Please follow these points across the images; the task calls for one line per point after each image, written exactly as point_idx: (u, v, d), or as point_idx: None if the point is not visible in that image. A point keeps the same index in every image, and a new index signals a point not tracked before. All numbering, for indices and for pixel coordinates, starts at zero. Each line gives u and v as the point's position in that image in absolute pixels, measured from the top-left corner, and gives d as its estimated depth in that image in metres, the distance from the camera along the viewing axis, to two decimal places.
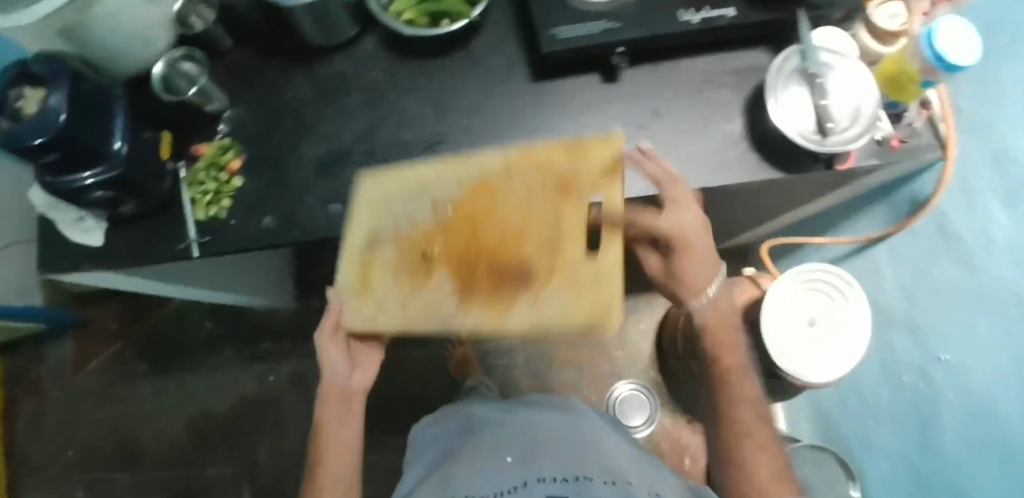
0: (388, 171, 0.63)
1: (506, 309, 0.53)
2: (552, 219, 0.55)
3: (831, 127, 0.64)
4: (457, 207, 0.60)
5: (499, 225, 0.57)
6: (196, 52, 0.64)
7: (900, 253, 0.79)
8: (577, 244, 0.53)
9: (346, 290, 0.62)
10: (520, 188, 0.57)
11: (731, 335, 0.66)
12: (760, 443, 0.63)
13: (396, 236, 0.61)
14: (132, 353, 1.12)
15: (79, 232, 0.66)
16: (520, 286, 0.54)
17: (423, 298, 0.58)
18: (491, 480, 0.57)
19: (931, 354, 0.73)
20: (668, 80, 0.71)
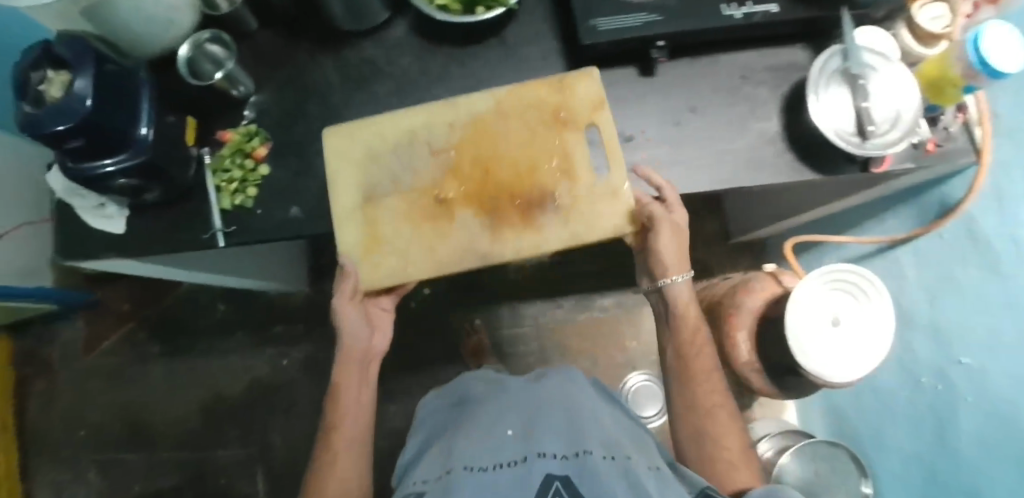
0: (368, 121, 0.65)
1: (537, 230, 0.64)
2: (557, 153, 0.64)
3: (871, 129, 0.63)
4: (457, 152, 0.65)
5: (505, 165, 0.64)
6: (223, 36, 0.61)
7: (926, 255, 0.79)
8: (586, 170, 0.64)
9: (354, 252, 0.65)
10: (518, 131, 0.65)
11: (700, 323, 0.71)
12: (728, 420, 0.69)
13: (395, 189, 0.65)
14: (146, 333, 1.11)
15: (101, 218, 0.64)
16: (545, 212, 0.64)
17: (445, 233, 0.64)
18: (491, 452, 0.55)
19: (952, 356, 0.73)
20: (706, 75, 0.69)
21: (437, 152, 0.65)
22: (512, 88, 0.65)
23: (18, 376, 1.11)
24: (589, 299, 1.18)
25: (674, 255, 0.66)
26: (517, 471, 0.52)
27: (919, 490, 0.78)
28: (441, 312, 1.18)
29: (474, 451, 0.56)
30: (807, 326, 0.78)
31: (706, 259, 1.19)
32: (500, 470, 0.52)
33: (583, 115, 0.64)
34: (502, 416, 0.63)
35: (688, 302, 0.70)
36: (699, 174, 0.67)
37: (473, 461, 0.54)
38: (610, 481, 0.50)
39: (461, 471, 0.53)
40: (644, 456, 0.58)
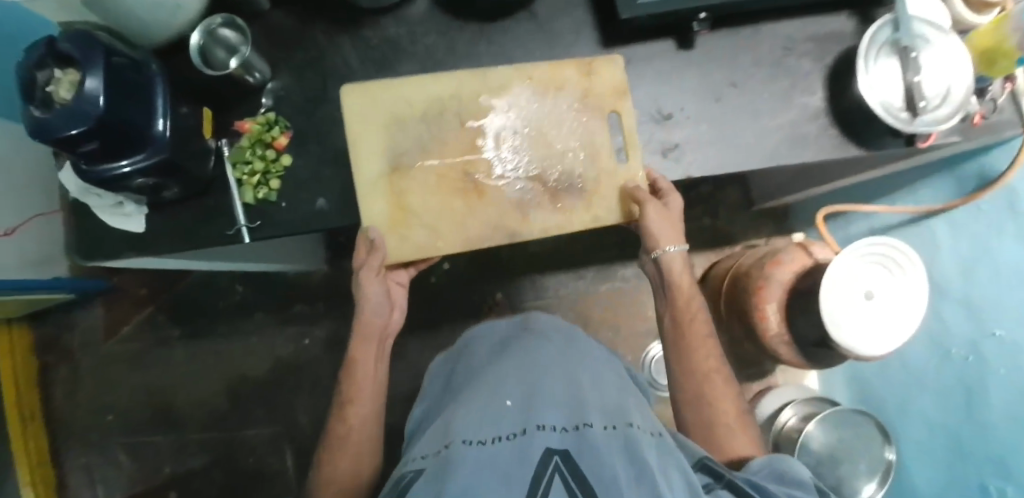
0: (391, 86, 0.60)
1: (563, 214, 0.62)
2: (583, 135, 0.63)
3: (923, 106, 0.60)
4: (485, 126, 0.61)
5: (535, 139, 0.62)
6: (236, 19, 0.58)
7: (962, 227, 0.77)
8: (609, 155, 0.63)
9: (381, 224, 0.60)
10: (547, 109, 0.62)
11: (694, 292, 0.69)
12: (724, 385, 0.67)
13: (424, 159, 0.60)
14: (165, 317, 1.10)
15: (120, 217, 0.62)
16: (570, 194, 0.62)
17: (470, 211, 0.61)
18: (490, 427, 0.53)
19: (984, 328, 0.73)
20: (748, 46, 0.65)
21: (466, 123, 0.61)
22: (539, 65, 0.62)
23: (40, 364, 1.09)
24: (610, 270, 1.17)
25: (669, 227, 0.64)
26: (517, 443, 0.50)
27: (944, 459, 0.81)
28: (461, 288, 1.16)
29: (471, 425, 0.54)
30: (842, 303, 0.77)
31: (728, 227, 1.17)
32: (499, 443, 0.50)
33: (607, 104, 0.63)
34: (501, 388, 0.61)
35: (683, 274, 0.68)
36: (737, 153, 0.65)
37: (471, 435, 0.52)
38: (608, 452, 0.49)
39: (459, 444, 0.51)
40: (643, 424, 0.58)
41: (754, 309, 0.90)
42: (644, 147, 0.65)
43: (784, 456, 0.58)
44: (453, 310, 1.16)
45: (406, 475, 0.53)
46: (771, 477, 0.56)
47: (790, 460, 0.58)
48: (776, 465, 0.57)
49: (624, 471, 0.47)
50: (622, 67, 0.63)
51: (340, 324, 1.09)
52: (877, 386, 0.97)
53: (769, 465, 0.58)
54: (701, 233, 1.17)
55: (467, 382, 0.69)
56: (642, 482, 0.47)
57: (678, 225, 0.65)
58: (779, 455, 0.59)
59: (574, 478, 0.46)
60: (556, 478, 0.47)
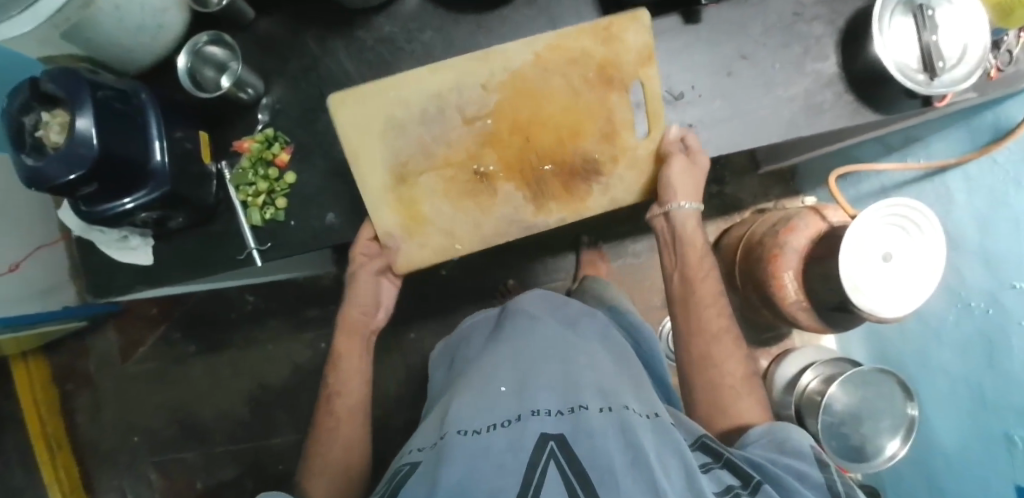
0: (393, 82, 0.57)
1: (579, 201, 0.60)
2: (607, 110, 0.59)
3: (941, 66, 0.58)
4: (497, 103, 0.58)
5: (546, 125, 0.59)
6: (224, 36, 0.56)
7: (976, 181, 0.76)
8: (628, 130, 0.59)
9: (399, 234, 0.60)
10: (567, 74, 0.58)
11: (704, 250, 0.65)
12: (732, 347, 0.63)
13: (429, 152, 0.59)
14: (180, 334, 1.09)
15: (127, 251, 0.61)
16: (589, 179, 0.60)
17: (488, 210, 0.60)
18: (484, 414, 0.53)
19: (1002, 281, 0.73)
20: (757, 15, 0.63)
21: (472, 120, 0.58)
22: (553, 39, 0.57)
23: (60, 391, 1.09)
24: (621, 246, 1.16)
25: (694, 183, 0.59)
26: (512, 429, 0.50)
27: (966, 410, 0.83)
28: (473, 277, 1.16)
29: (466, 414, 0.54)
30: (858, 265, 0.77)
31: (736, 193, 1.16)
32: (494, 431, 0.50)
33: (629, 70, 0.57)
34: (493, 375, 0.61)
35: (694, 232, 0.64)
36: (749, 127, 0.63)
37: (465, 424, 0.52)
38: (603, 432, 0.49)
39: (454, 435, 0.51)
40: (637, 403, 0.57)
41: (770, 278, 0.90)
42: None
43: (785, 425, 0.56)
44: (466, 300, 1.15)
45: (403, 468, 0.54)
46: (768, 447, 0.54)
47: (790, 429, 0.55)
48: (773, 434, 0.55)
49: (618, 454, 0.47)
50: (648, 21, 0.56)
51: None
52: (897, 344, 0.99)
53: (768, 437, 0.55)
54: (709, 202, 1.16)
55: (466, 370, 0.69)
56: (637, 465, 0.46)
57: (698, 186, 0.60)
58: (778, 423, 0.56)
59: (568, 461, 0.46)
60: (551, 463, 0.46)
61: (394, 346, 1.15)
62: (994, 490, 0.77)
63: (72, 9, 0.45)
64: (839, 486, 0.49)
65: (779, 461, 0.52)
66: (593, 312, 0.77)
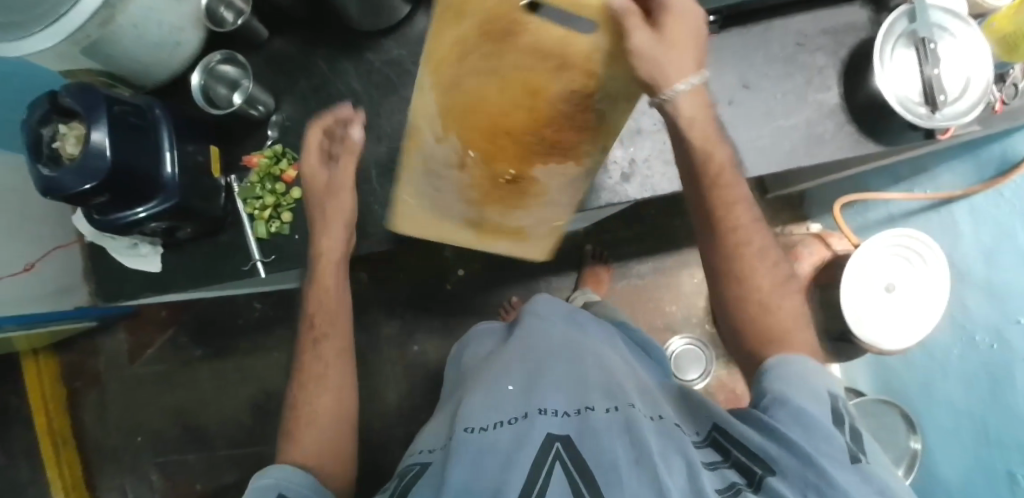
0: (405, 187, 0.54)
1: (608, 130, 0.50)
2: (543, 51, 0.40)
3: (943, 99, 0.58)
4: (449, 122, 0.47)
5: (506, 113, 0.46)
6: (237, 55, 0.59)
7: (982, 213, 0.75)
8: (583, 40, 0.40)
9: (507, 244, 0.65)
10: (467, 50, 0.42)
11: (717, 137, 0.51)
12: (761, 256, 0.54)
13: (456, 194, 0.55)
14: (188, 338, 1.11)
15: (139, 258, 0.63)
16: (591, 106, 0.46)
17: (550, 194, 0.56)
18: (490, 412, 0.54)
19: (1007, 316, 0.72)
20: (758, 45, 0.64)
21: (462, 171, 0.51)
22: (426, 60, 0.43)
23: (68, 390, 1.11)
24: (626, 267, 1.17)
25: (685, 45, 0.46)
26: (518, 426, 0.51)
27: (970, 447, 0.81)
28: (477, 291, 1.16)
29: (474, 411, 0.55)
30: (861, 292, 0.81)
31: None
32: (500, 428, 0.51)
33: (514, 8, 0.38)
34: (501, 375, 0.61)
35: (697, 114, 0.49)
36: (749, 155, 0.63)
37: (472, 422, 0.52)
38: (610, 432, 0.48)
39: (460, 432, 0.51)
40: (646, 404, 0.55)
41: None
42: (657, 157, 0.64)
43: (805, 366, 0.49)
44: (471, 313, 1.16)
45: (413, 468, 0.55)
46: (781, 383, 0.48)
47: (810, 373, 0.48)
48: (789, 370, 0.49)
49: (623, 453, 0.46)
50: None
51: None
52: (903, 372, 0.97)
53: (784, 375, 0.48)
54: None
55: (479, 369, 0.69)
56: (641, 463, 0.44)
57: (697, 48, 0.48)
58: (797, 357, 0.50)
59: (572, 461, 0.46)
60: (555, 465, 0.46)
61: (399, 356, 1.16)
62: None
63: (93, 27, 0.48)
64: (853, 443, 0.43)
65: (790, 401, 0.45)
66: (605, 326, 0.76)
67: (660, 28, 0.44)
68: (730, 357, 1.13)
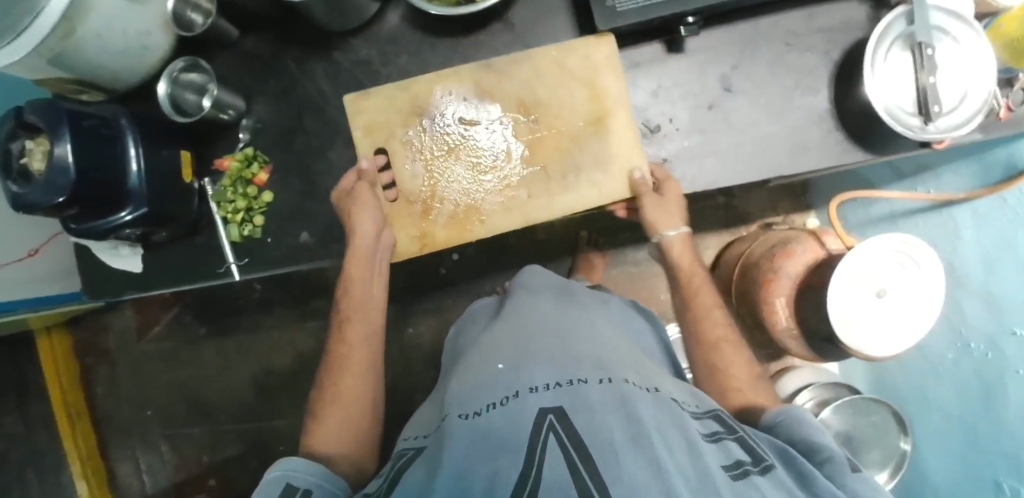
0: (551, 215, 0.60)
1: (471, 90, 0.60)
2: (396, 171, 0.61)
3: (937, 110, 0.55)
4: (477, 203, 0.60)
5: (451, 177, 0.60)
6: (200, 61, 0.60)
7: (985, 218, 0.72)
8: (399, 155, 0.61)
9: (620, 122, 0.59)
10: (415, 219, 0.61)
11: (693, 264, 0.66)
12: (732, 351, 0.62)
13: (560, 161, 0.59)
14: (191, 317, 1.15)
15: (121, 259, 0.65)
16: (436, 130, 0.60)
17: (547, 85, 0.59)
18: (482, 394, 0.51)
19: (1004, 327, 0.70)
20: (745, 44, 0.60)
21: (545, 169, 0.59)
22: (424, 243, 0.61)
23: (83, 363, 1.17)
24: (622, 253, 1.07)
25: (673, 210, 0.59)
26: (509, 406, 0.48)
27: (959, 457, 0.80)
28: (474, 278, 1.07)
29: (466, 394, 0.52)
30: (848, 294, 0.74)
31: (744, 205, 1.03)
32: (492, 412, 0.48)
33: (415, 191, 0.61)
34: (489, 355, 0.59)
35: (682, 254, 0.66)
36: (727, 163, 0.60)
37: (466, 407, 0.50)
38: (604, 406, 0.46)
39: (454, 418, 0.49)
40: (637, 377, 0.54)
41: (762, 303, 0.84)
42: None
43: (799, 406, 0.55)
44: (460, 300, 1.08)
45: (406, 453, 0.52)
46: (789, 426, 0.52)
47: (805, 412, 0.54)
48: (794, 415, 0.53)
49: (620, 430, 0.43)
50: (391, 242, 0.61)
51: None
52: (894, 371, 0.94)
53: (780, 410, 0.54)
54: (713, 213, 1.03)
55: (469, 348, 0.68)
56: (639, 442, 0.42)
57: (678, 207, 0.59)
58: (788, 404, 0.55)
59: (568, 433, 0.43)
60: (551, 438, 0.43)
61: (393, 340, 1.10)
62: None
63: (55, 39, 0.48)
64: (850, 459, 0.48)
65: (809, 435, 0.50)
66: (603, 299, 0.74)
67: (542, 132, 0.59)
68: None
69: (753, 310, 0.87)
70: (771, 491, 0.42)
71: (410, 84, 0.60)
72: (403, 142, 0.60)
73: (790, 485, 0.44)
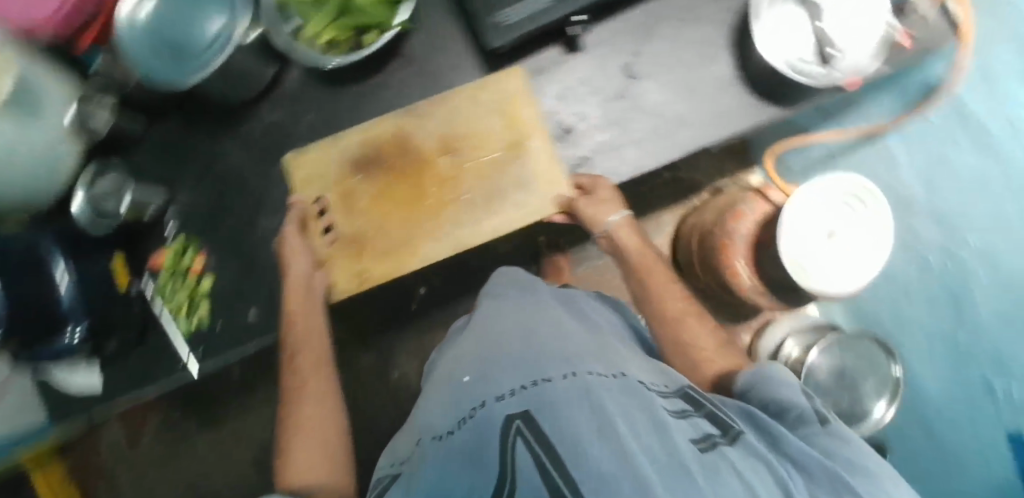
0: (487, 235, 0.58)
1: (396, 125, 0.59)
2: (332, 217, 0.59)
3: (833, 53, 0.57)
4: (415, 238, 0.58)
5: (384, 214, 0.59)
6: (110, 164, 0.60)
7: (914, 140, 0.74)
8: (336, 200, 0.59)
9: (536, 142, 0.58)
10: (349, 260, 0.59)
11: (646, 251, 0.66)
12: (695, 321, 0.61)
13: (485, 183, 0.58)
14: (178, 410, 1.13)
15: (78, 380, 0.63)
16: (367, 169, 0.59)
17: (467, 109, 0.59)
18: (450, 412, 0.53)
19: (955, 236, 0.72)
20: (639, 29, 0.61)
21: (469, 198, 0.58)
22: (362, 281, 0.58)
23: (80, 485, 1.15)
24: (586, 249, 1.07)
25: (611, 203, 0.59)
26: (478, 419, 0.48)
27: (945, 363, 0.81)
28: (447, 306, 1.07)
29: (440, 416, 0.54)
30: (802, 239, 0.76)
31: (691, 175, 1.04)
32: (462, 429, 0.49)
33: (349, 229, 0.59)
34: (458, 372, 0.59)
35: (633, 241, 0.66)
36: (646, 148, 0.61)
37: (440, 429, 0.52)
38: (568, 402, 0.45)
39: (428, 442, 0.52)
40: (602, 366, 0.52)
41: (724, 267, 0.85)
42: None
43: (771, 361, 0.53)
44: (439, 330, 1.07)
45: (386, 479, 0.53)
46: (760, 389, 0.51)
47: (777, 367, 0.53)
48: (764, 376, 0.52)
49: (585, 424, 0.42)
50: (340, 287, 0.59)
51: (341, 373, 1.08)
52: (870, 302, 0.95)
53: (751, 371, 0.53)
54: (663, 189, 1.05)
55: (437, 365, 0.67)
56: (604, 433, 0.41)
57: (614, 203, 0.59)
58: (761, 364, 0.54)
59: (533, 437, 0.42)
60: (518, 444, 0.42)
61: (382, 386, 1.08)
62: (984, 440, 0.74)
63: None
64: (822, 410, 0.47)
65: (777, 395, 0.49)
66: (568, 295, 0.73)
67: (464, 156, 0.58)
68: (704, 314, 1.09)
69: (717, 276, 0.89)
70: (741, 460, 0.42)
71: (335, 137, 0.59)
72: (334, 191, 0.59)
73: (761, 451, 0.43)
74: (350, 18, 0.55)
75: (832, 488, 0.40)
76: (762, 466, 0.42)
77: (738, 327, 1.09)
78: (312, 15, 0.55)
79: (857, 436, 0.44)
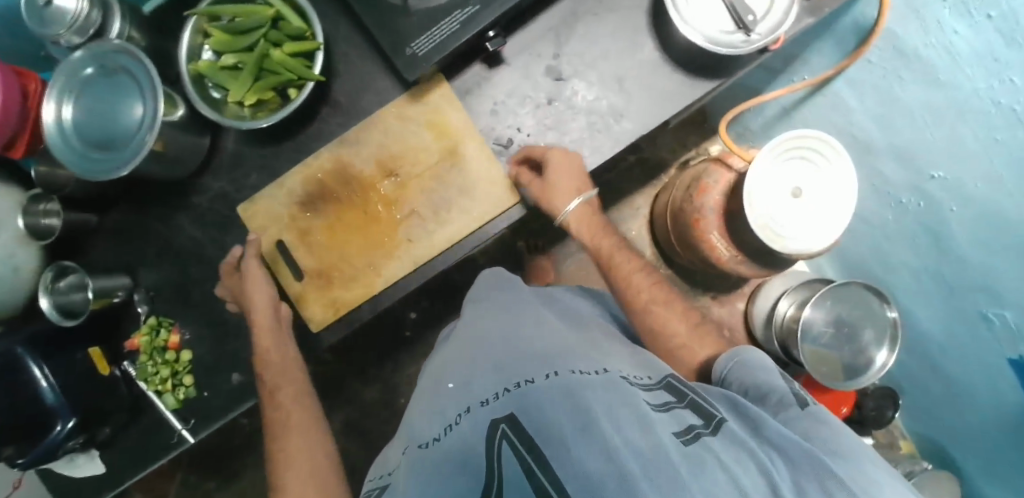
0: (447, 241, 0.60)
1: (341, 156, 0.61)
2: (295, 258, 0.62)
3: (752, 19, 0.55)
4: (377, 260, 0.61)
5: (341, 245, 0.61)
6: (66, 261, 0.62)
7: (861, 84, 0.72)
8: (296, 239, 0.62)
9: (472, 140, 0.60)
10: (318, 295, 0.62)
11: (604, 238, 0.68)
12: (668, 308, 0.63)
13: (435, 195, 0.60)
14: (195, 474, 1.14)
15: (81, 468, 0.65)
16: (321, 205, 0.61)
17: (398, 130, 0.61)
18: (435, 420, 0.46)
19: (922, 172, 0.70)
20: (557, 30, 0.61)
21: (417, 212, 0.60)
22: (338, 307, 0.61)
23: None
24: (564, 245, 1.07)
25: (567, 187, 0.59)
26: (461, 426, 0.42)
27: (936, 298, 0.79)
28: (439, 327, 1.08)
29: (425, 423, 0.47)
30: (769, 200, 0.76)
31: (656, 153, 1.06)
32: (449, 435, 0.42)
33: (312, 264, 0.62)
34: (440, 379, 0.53)
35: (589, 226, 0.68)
36: (586, 147, 0.61)
37: (426, 436, 0.45)
38: (551, 400, 0.40)
39: (414, 450, 0.44)
40: (583, 361, 0.46)
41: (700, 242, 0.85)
42: None
43: (749, 347, 0.55)
44: None
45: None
46: (741, 373, 0.52)
47: (756, 353, 0.54)
48: (743, 362, 0.53)
49: (567, 418, 0.38)
50: (316, 316, 0.62)
51: (348, 410, 1.09)
52: (853, 250, 0.95)
53: (727, 357, 0.55)
54: (630, 173, 1.06)
55: None
56: (587, 428, 0.36)
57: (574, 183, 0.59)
58: (744, 348, 0.55)
59: (520, 441, 0.37)
60: (504, 448, 0.38)
61: (390, 416, 1.09)
62: (988, 367, 0.74)
63: None
64: (800, 393, 0.47)
65: (754, 379, 0.50)
66: (546, 292, 0.68)
67: (403, 177, 0.61)
68: (696, 289, 1.09)
69: (695, 252, 0.88)
70: (727, 450, 0.37)
71: (279, 183, 0.61)
72: (292, 233, 0.62)
73: (747, 440, 0.39)
74: (269, 77, 0.57)
75: (814, 474, 0.36)
76: (747, 455, 0.38)
77: (731, 296, 1.08)
78: (231, 82, 0.57)
79: (837, 417, 0.43)
